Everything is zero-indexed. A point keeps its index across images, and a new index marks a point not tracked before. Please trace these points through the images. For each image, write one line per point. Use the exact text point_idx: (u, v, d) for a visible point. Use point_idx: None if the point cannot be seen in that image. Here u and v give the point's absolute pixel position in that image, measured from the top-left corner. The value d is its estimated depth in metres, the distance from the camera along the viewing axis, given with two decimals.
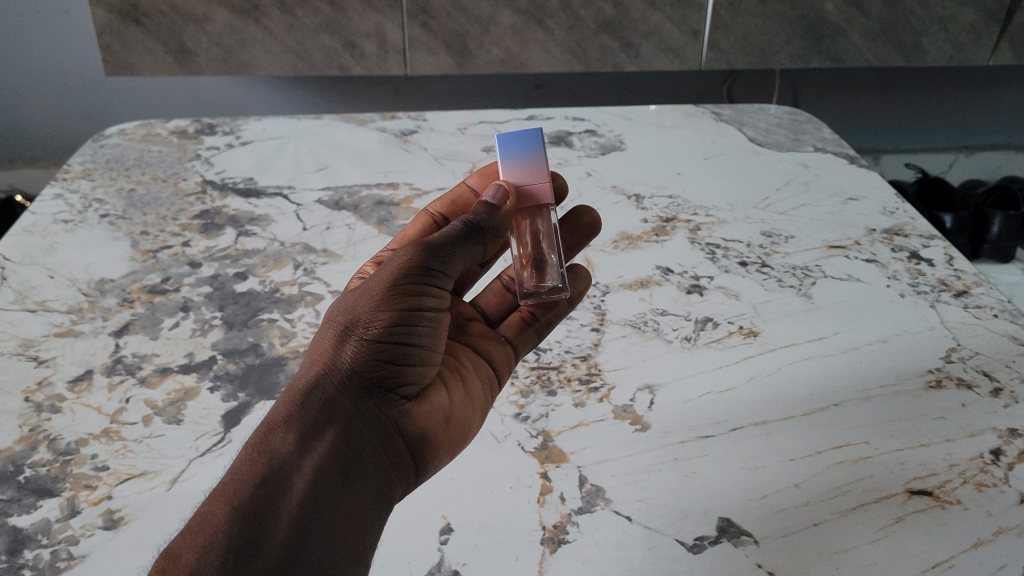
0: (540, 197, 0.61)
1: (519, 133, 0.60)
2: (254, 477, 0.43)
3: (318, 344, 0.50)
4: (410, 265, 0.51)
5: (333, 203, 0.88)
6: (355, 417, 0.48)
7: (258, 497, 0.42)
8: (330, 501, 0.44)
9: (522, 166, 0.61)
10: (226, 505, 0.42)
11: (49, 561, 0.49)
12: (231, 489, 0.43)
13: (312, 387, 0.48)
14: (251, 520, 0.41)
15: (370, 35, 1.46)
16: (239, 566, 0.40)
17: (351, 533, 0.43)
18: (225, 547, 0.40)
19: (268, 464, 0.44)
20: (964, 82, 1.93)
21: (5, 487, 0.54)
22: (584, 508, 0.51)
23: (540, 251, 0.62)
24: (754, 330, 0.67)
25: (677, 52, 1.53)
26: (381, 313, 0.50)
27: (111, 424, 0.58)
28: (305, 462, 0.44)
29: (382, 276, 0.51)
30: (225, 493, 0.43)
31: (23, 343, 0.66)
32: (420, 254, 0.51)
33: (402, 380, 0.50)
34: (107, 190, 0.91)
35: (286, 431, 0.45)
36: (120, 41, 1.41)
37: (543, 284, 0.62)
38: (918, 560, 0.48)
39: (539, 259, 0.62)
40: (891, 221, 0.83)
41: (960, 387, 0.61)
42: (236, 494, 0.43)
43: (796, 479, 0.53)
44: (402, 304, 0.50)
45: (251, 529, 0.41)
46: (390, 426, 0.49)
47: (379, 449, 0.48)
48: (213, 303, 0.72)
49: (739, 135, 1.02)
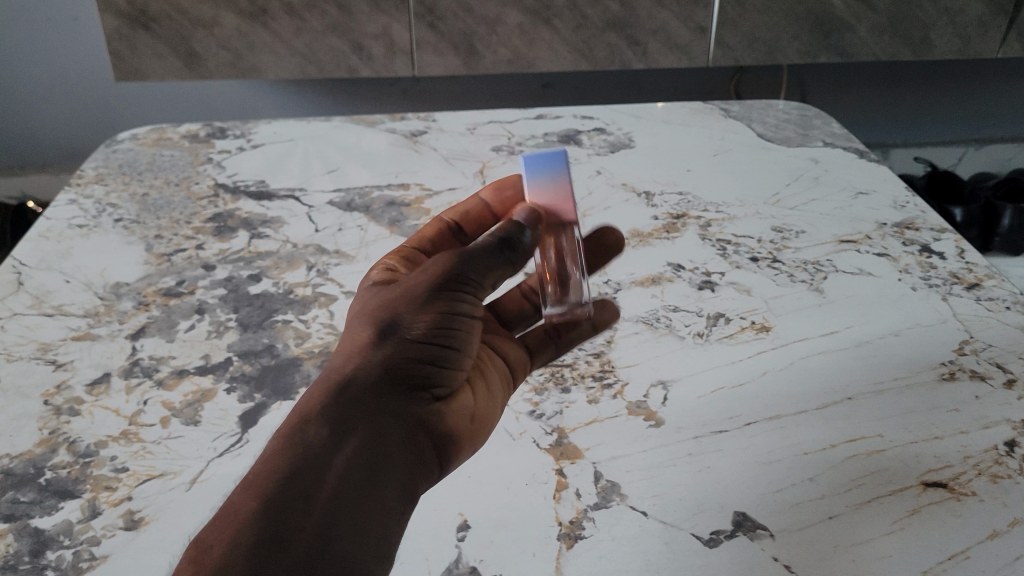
0: (565, 214, 0.61)
1: (545, 155, 0.61)
2: (286, 468, 0.43)
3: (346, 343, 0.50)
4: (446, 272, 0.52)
5: (344, 204, 0.88)
6: (386, 413, 0.47)
7: (290, 490, 0.42)
8: (358, 498, 0.43)
9: (548, 186, 0.61)
10: (257, 496, 0.42)
11: (72, 561, 0.50)
12: (262, 479, 0.43)
13: (340, 383, 0.48)
14: (282, 513, 0.41)
15: (378, 37, 1.47)
16: (270, 557, 0.39)
17: (376, 532, 0.43)
18: (257, 539, 0.40)
19: (301, 457, 0.44)
20: (974, 73, 1.93)
21: (27, 489, 0.55)
22: (600, 504, 0.52)
23: (565, 264, 0.62)
24: (765, 325, 0.67)
25: (685, 50, 1.53)
26: (419, 315, 0.51)
27: (129, 426, 0.59)
28: (335, 458, 0.44)
29: (421, 282, 0.53)
30: (256, 484, 0.43)
31: (41, 347, 0.67)
32: (456, 264, 0.53)
33: (433, 381, 0.50)
34: (120, 194, 0.91)
35: (319, 425, 0.45)
36: (129, 47, 1.43)
37: (566, 299, 0.62)
38: (934, 552, 0.48)
39: (562, 276, 0.62)
40: (901, 214, 0.83)
41: (973, 380, 0.60)
42: (268, 485, 0.42)
43: (810, 473, 0.53)
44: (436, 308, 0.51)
45: (282, 524, 0.41)
46: (420, 424, 0.49)
47: (405, 446, 0.48)
48: (228, 305, 0.72)
49: (748, 131, 1.02)
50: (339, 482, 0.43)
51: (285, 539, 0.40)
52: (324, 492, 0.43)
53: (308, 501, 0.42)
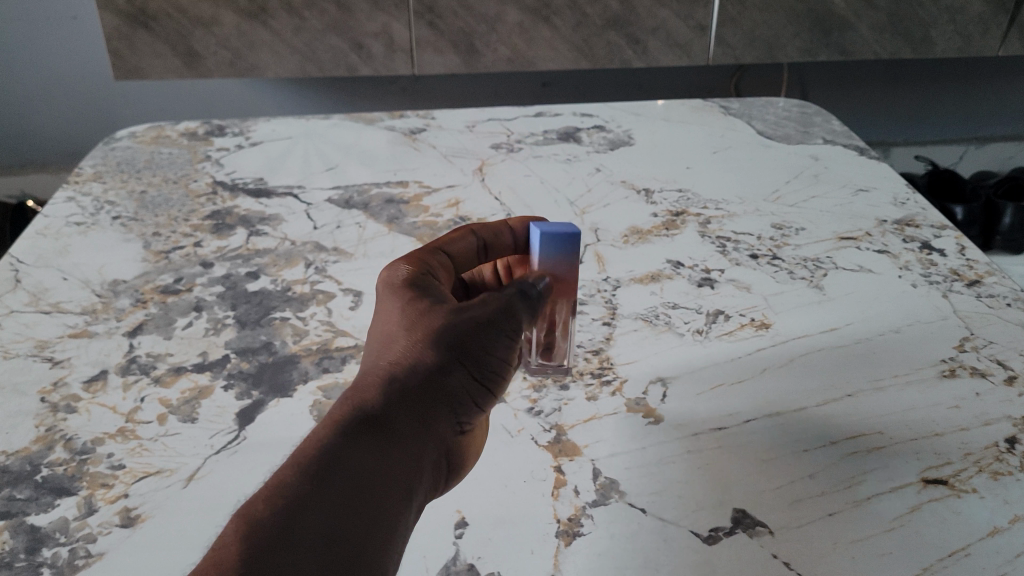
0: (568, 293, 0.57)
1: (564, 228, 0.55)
2: (337, 465, 0.42)
3: (395, 330, 0.48)
4: (510, 294, 0.49)
5: (343, 202, 0.88)
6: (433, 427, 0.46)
7: (343, 491, 0.41)
8: (398, 512, 0.43)
9: (562, 259, 0.56)
10: (309, 487, 0.41)
11: (68, 559, 0.49)
12: (314, 473, 0.42)
13: (389, 384, 0.46)
14: (335, 514, 0.40)
15: (378, 35, 1.46)
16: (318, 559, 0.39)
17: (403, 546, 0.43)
18: (309, 538, 0.39)
19: (352, 457, 0.43)
20: (974, 72, 1.92)
21: (23, 486, 0.54)
22: (598, 501, 0.52)
23: (553, 339, 0.60)
24: (765, 322, 0.67)
25: (685, 48, 1.52)
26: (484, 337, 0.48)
27: (126, 423, 0.59)
28: (380, 466, 0.43)
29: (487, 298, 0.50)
30: (308, 476, 0.41)
31: (38, 344, 0.67)
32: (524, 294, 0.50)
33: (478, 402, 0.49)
34: (119, 192, 0.91)
35: (371, 428, 0.44)
36: (129, 45, 1.42)
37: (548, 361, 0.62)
38: (935, 549, 0.47)
39: (550, 342, 0.61)
40: (902, 211, 0.83)
41: (974, 376, 0.60)
42: (320, 479, 0.41)
43: (810, 470, 0.53)
44: (496, 331, 0.48)
45: (325, 525, 0.40)
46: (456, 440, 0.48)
47: (435, 463, 0.47)
48: (226, 302, 0.72)
49: (748, 128, 1.02)
50: (381, 494, 0.42)
51: (325, 542, 0.39)
52: (367, 501, 0.42)
53: (351, 507, 0.41)
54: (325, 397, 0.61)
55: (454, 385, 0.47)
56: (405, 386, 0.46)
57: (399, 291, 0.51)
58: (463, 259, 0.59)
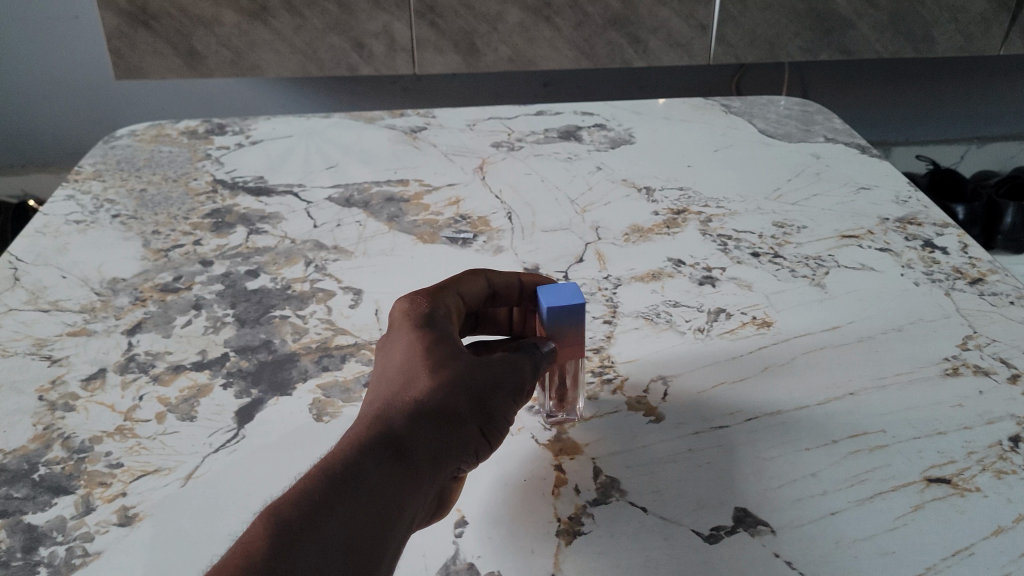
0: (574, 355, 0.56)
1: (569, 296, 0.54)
2: (358, 484, 0.42)
3: (417, 361, 0.48)
4: (522, 359, 0.51)
5: (343, 200, 0.88)
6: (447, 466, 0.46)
7: (360, 512, 0.41)
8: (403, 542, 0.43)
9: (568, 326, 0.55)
10: (330, 501, 0.41)
11: (65, 558, 0.49)
12: (336, 486, 0.42)
13: (409, 413, 0.46)
14: (351, 533, 0.40)
15: (379, 34, 1.46)
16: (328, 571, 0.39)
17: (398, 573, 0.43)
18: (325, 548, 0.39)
19: (372, 480, 0.43)
20: (975, 71, 1.92)
21: (20, 485, 0.54)
22: (600, 500, 0.51)
23: (564, 390, 0.57)
24: (767, 320, 0.66)
25: (686, 47, 1.52)
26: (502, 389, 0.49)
27: (125, 421, 0.59)
28: (397, 491, 0.43)
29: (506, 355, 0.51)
30: (331, 488, 0.42)
31: (36, 343, 0.67)
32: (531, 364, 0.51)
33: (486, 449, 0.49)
34: (118, 190, 0.91)
35: (393, 456, 0.44)
36: (129, 44, 1.42)
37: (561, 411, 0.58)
38: (937, 548, 0.47)
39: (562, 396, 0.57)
40: (903, 210, 0.82)
41: (977, 375, 0.60)
42: (341, 494, 0.41)
43: (812, 468, 0.53)
44: (511, 386, 0.49)
45: (340, 536, 0.40)
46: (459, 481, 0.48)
47: (437, 496, 0.47)
48: (226, 300, 0.72)
49: (749, 127, 1.02)
50: (393, 522, 0.42)
51: (340, 553, 0.40)
52: (380, 528, 0.41)
53: (368, 525, 0.41)
54: (325, 396, 0.61)
55: (469, 429, 0.47)
56: (425, 418, 0.46)
57: (422, 325, 0.51)
58: (474, 300, 0.59)
